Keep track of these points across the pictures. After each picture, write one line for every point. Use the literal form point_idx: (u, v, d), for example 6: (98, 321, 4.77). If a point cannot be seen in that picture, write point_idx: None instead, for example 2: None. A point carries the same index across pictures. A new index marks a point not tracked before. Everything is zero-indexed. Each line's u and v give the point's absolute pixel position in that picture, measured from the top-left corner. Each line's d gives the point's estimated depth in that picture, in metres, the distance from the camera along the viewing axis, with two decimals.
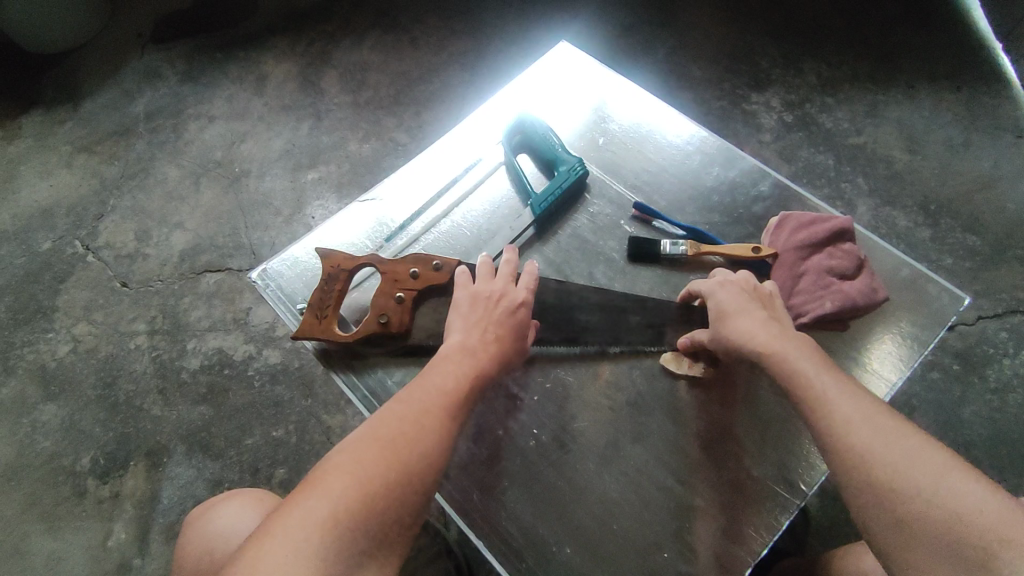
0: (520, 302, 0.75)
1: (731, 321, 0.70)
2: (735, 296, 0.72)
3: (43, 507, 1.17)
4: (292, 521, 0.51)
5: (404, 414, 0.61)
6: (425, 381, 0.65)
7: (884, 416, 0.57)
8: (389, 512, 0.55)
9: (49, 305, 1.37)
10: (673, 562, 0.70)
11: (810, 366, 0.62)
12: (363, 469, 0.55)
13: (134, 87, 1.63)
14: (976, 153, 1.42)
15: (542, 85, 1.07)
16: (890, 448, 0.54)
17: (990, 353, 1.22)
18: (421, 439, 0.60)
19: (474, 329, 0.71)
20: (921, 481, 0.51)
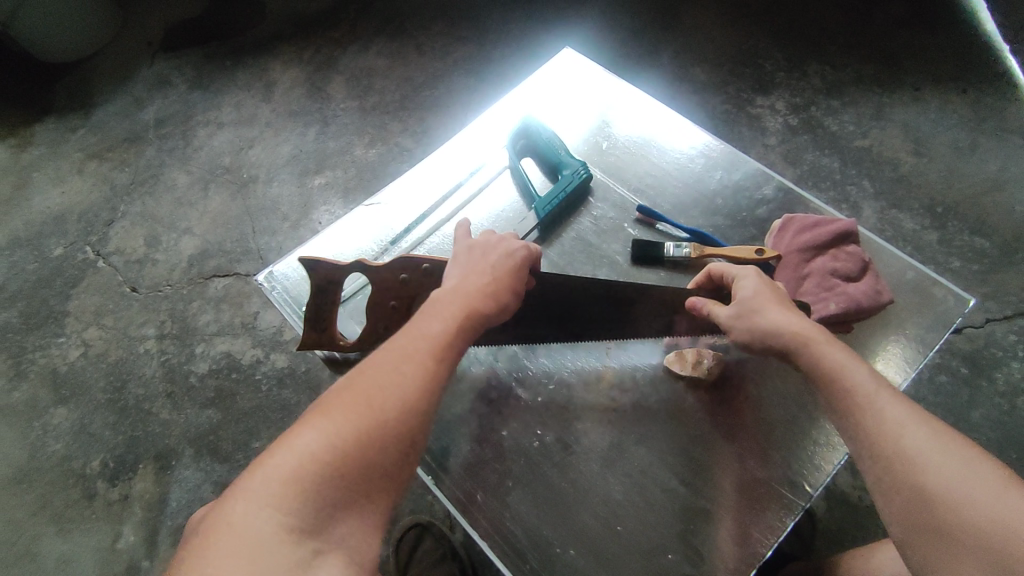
0: (515, 252, 0.73)
1: (767, 308, 0.70)
2: (771, 288, 0.73)
3: (54, 509, 1.19)
4: (259, 477, 0.50)
5: (384, 364, 0.59)
6: (409, 331, 0.64)
7: (928, 422, 0.57)
8: (365, 462, 0.53)
9: (61, 309, 1.39)
10: (677, 564, 0.69)
11: (845, 360, 0.63)
12: (331, 421, 0.54)
13: (144, 94, 1.66)
14: (983, 155, 1.41)
15: (546, 89, 1.08)
16: (929, 453, 0.55)
17: (998, 356, 1.21)
18: (397, 387, 0.58)
19: (470, 276, 0.70)
20: (958, 487, 0.52)
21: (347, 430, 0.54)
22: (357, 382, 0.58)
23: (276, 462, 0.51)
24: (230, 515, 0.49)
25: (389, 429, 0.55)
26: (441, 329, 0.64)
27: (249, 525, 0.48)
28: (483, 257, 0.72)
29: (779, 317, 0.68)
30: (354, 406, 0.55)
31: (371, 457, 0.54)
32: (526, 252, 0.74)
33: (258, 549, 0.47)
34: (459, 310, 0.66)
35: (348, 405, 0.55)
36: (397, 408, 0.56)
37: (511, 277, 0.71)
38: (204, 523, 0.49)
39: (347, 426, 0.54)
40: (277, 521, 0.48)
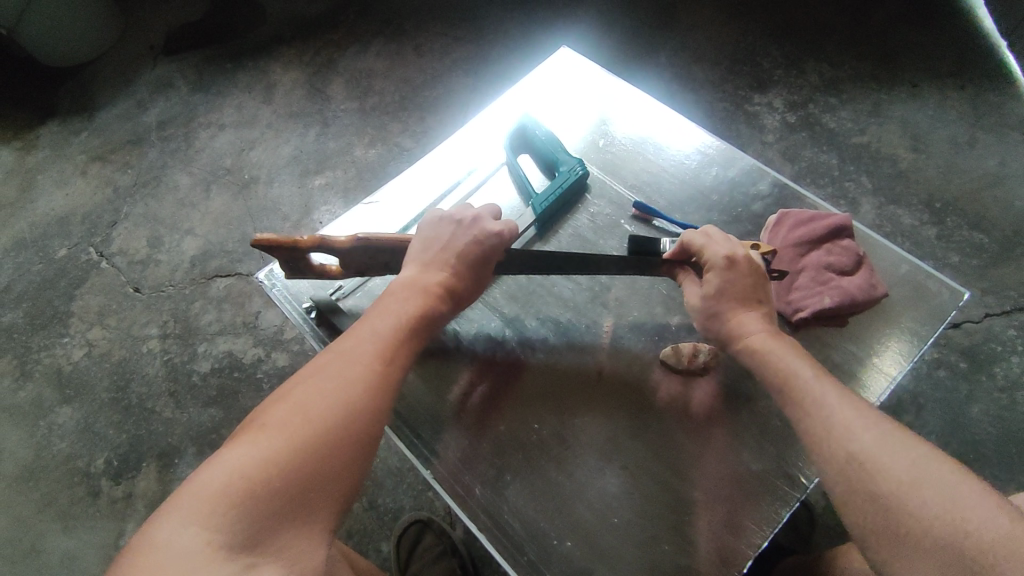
0: (467, 253, 0.74)
1: (731, 309, 0.71)
2: (741, 281, 0.72)
3: (59, 508, 1.20)
4: (196, 492, 0.52)
5: (329, 373, 0.61)
6: (355, 339, 0.66)
7: (881, 424, 0.58)
8: (308, 470, 0.55)
9: (65, 310, 1.40)
10: (673, 556, 0.70)
11: (800, 366, 0.65)
12: (271, 434, 0.56)
13: (147, 97, 1.67)
14: (981, 151, 1.42)
15: (542, 89, 1.09)
16: (883, 456, 0.55)
17: (997, 351, 1.21)
18: (338, 397, 0.59)
19: (425, 272, 0.73)
20: (916, 489, 0.52)
21: (289, 439, 0.55)
22: (299, 394, 0.60)
23: (215, 474, 0.53)
24: (167, 526, 0.50)
25: (332, 435, 0.57)
26: (389, 336, 0.66)
27: (182, 539, 0.49)
28: (436, 255, 0.74)
29: (735, 324, 0.71)
30: (294, 419, 0.57)
31: (313, 464, 0.55)
32: (479, 247, 0.75)
33: (194, 560, 0.48)
34: (409, 314, 0.69)
35: (292, 415, 0.57)
36: (340, 416, 0.58)
37: (464, 275, 0.74)
38: (144, 529, 0.51)
39: (289, 436, 0.56)
40: (211, 535, 0.50)
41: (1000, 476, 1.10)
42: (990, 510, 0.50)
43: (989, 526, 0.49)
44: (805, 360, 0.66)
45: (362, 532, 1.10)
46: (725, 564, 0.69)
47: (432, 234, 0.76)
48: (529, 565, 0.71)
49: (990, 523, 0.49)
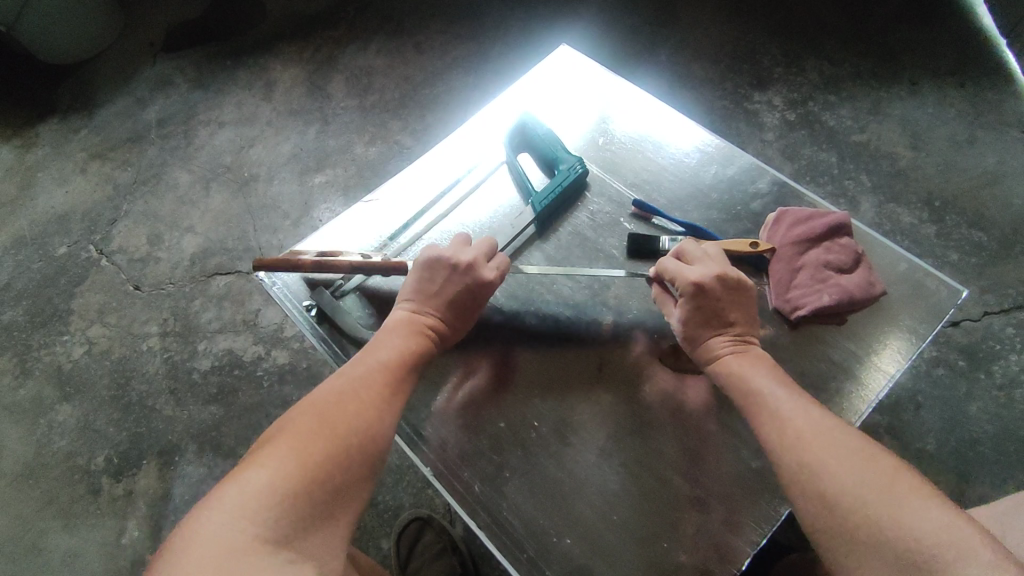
0: (466, 286, 0.75)
1: (699, 335, 0.73)
2: (707, 306, 0.73)
3: (60, 505, 1.20)
4: (231, 493, 0.54)
5: (345, 391, 0.64)
6: (364, 359, 0.68)
7: (829, 427, 0.61)
8: (332, 481, 0.57)
9: (65, 308, 1.40)
10: (673, 553, 0.70)
11: (765, 383, 0.66)
12: (298, 441, 0.58)
13: (146, 95, 1.67)
14: (980, 149, 1.42)
15: (542, 86, 1.09)
16: (832, 460, 0.58)
17: (995, 349, 1.21)
18: (358, 413, 0.62)
19: (420, 310, 0.74)
20: (864, 491, 0.55)
21: (315, 450, 0.58)
22: (321, 406, 0.62)
23: (248, 480, 0.54)
24: (204, 528, 0.52)
25: (353, 450, 0.60)
26: (397, 360, 0.68)
27: (224, 534, 0.51)
28: (430, 291, 0.75)
29: (702, 349, 0.73)
30: (319, 429, 0.59)
31: (337, 476, 0.58)
32: (479, 283, 0.75)
33: (233, 555, 0.50)
34: (409, 346, 0.71)
35: (314, 428, 0.59)
36: (359, 434, 0.61)
37: (463, 310, 0.76)
38: (180, 528, 0.53)
39: (315, 447, 0.58)
40: (252, 530, 0.52)
41: (998, 475, 1.11)
42: (931, 508, 0.53)
43: (931, 525, 0.51)
44: (773, 374, 0.68)
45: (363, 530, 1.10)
46: (724, 561, 0.69)
47: (428, 267, 0.76)
48: (530, 562, 0.71)
49: (932, 521, 0.52)
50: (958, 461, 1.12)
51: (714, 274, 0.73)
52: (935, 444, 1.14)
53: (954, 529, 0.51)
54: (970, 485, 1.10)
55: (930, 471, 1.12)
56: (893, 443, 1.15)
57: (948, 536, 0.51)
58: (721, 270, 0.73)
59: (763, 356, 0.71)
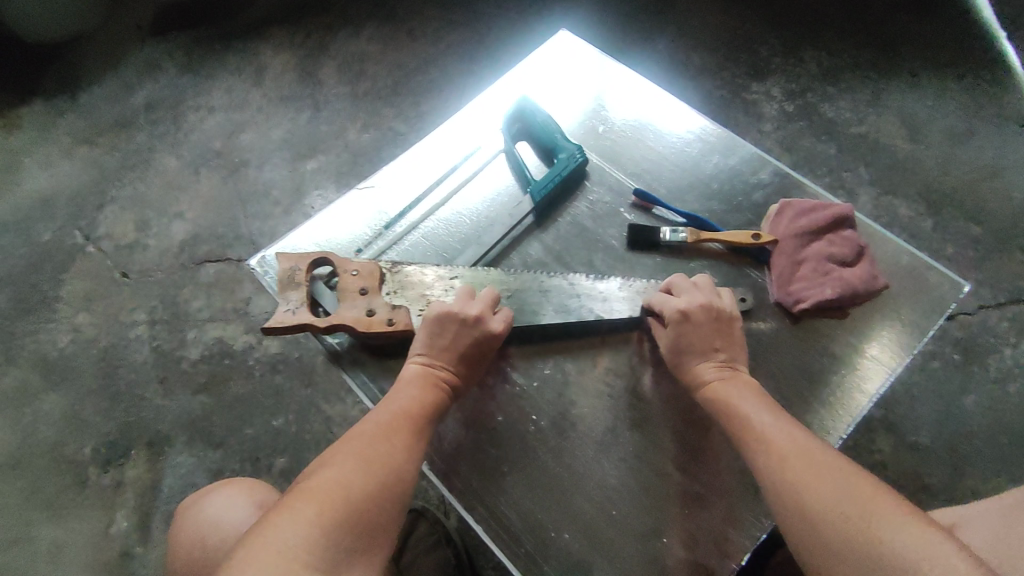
0: (484, 335, 0.73)
1: (686, 362, 0.73)
2: (694, 333, 0.73)
3: (46, 495, 1.18)
4: (283, 523, 0.53)
5: (379, 432, 0.63)
6: (390, 404, 0.67)
7: (811, 447, 0.61)
8: (371, 517, 0.56)
9: (50, 295, 1.37)
10: (672, 548, 0.70)
11: (751, 408, 0.66)
12: (342, 476, 0.57)
13: (133, 77, 1.63)
14: (979, 143, 1.41)
15: (542, 72, 1.07)
16: (809, 476, 0.58)
17: (991, 343, 1.21)
18: (394, 452, 0.62)
19: (434, 364, 0.72)
20: (839, 504, 0.55)
21: (357, 485, 0.57)
22: (360, 444, 0.61)
23: (295, 513, 0.53)
24: (252, 556, 0.50)
25: (389, 489, 0.59)
26: (423, 402, 0.68)
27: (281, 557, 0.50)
28: (442, 346, 0.73)
29: (691, 376, 0.72)
30: (362, 464, 0.59)
31: (375, 512, 0.57)
32: (495, 334, 0.74)
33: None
34: (426, 399, 0.69)
35: (353, 466, 0.59)
36: (395, 473, 0.60)
37: (480, 361, 0.74)
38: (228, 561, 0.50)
39: (356, 484, 0.57)
40: (307, 557, 0.51)
41: (992, 469, 1.11)
42: (908, 523, 0.52)
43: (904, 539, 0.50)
44: (759, 399, 0.67)
45: None
46: (724, 556, 0.69)
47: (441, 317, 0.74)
48: (528, 558, 0.70)
49: (906, 535, 0.51)
50: (952, 454, 1.13)
51: (698, 302, 0.74)
52: (930, 437, 1.14)
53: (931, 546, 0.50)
54: (964, 478, 1.11)
55: (924, 464, 1.12)
56: (889, 436, 1.15)
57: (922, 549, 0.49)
58: (707, 302, 0.74)
59: (750, 382, 0.70)
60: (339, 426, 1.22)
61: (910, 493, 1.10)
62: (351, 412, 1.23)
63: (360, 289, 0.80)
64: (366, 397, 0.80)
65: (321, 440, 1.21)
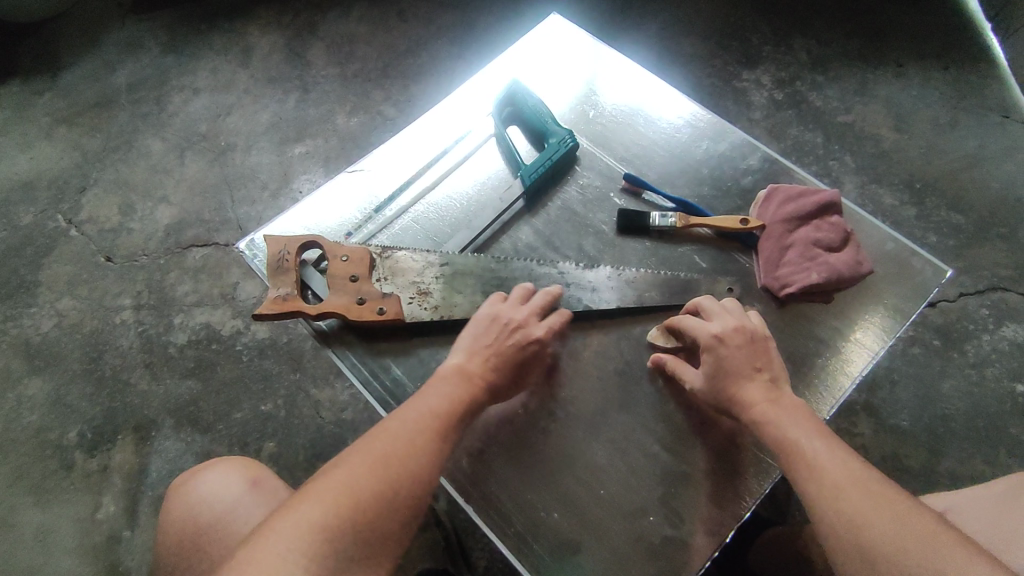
0: (533, 339, 0.73)
1: (729, 385, 0.69)
2: (734, 354, 0.70)
3: (32, 480, 1.17)
4: (286, 525, 0.54)
5: (402, 433, 0.62)
6: (421, 401, 0.66)
7: (868, 480, 0.58)
8: (375, 524, 0.56)
9: (32, 279, 1.35)
10: (659, 526, 0.71)
11: (801, 434, 0.63)
12: (350, 479, 0.57)
13: (116, 58, 1.60)
14: (961, 133, 1.43)
15: (533, 56, 1.06)
16: (871, 514, 0.55)
17: (970, 329, 1.24)
18: (412, 455, 0.61)
19: (474, 361, 0.70)
20: (904, 546, 0.52)
21: (365, 489, 0.57)
22: (381, 445, 0.61)
23: (300, 515, 0.54)
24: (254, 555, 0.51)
25: (399, 495, 0.58)
26: (453, 404, 0.66)
27: (276, 561, 0.51)
28: (487, 343, 0.72)
29: (732, 398, 0.69)
30: (373, 467, 0.58)
31: (379, 519, 0.56)
32: (542, 342, 0.74)
33: None
34: (460, 398, 0.67)
35: (366, 468, 0.58)
36: (409, 479, 0.59)
37: (517, 362, 0.72)
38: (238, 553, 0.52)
39: (363, 488, 0.57)
40: (300, 562, 0.51)
41: (968, 451, 1.14)
42: (977, 563, 0.50)
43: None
44: (814, 430, 0.64)
45: None
46: (710, 534, 0.70)
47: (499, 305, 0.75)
48: (517, 537, 0.71)
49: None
50: (931, 436, 1.15)
51: (733, 325, 0.72)
52: (909, 419, 1.17)
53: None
54: (941, 459, 1.14)
55: (903, 446, 1.15)
56: (869, 419, 1.17)
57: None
58: (740, 324, 0.72)
59: (797, 405, 0.67)
60: (328, 410, 1.22)
61: (889, 475, 1.13)
62: (340, 397, 1.23)
63: (350, 277, 0.80)
64: (358, 379, 0.80)
65: (309, 425, 1.21)
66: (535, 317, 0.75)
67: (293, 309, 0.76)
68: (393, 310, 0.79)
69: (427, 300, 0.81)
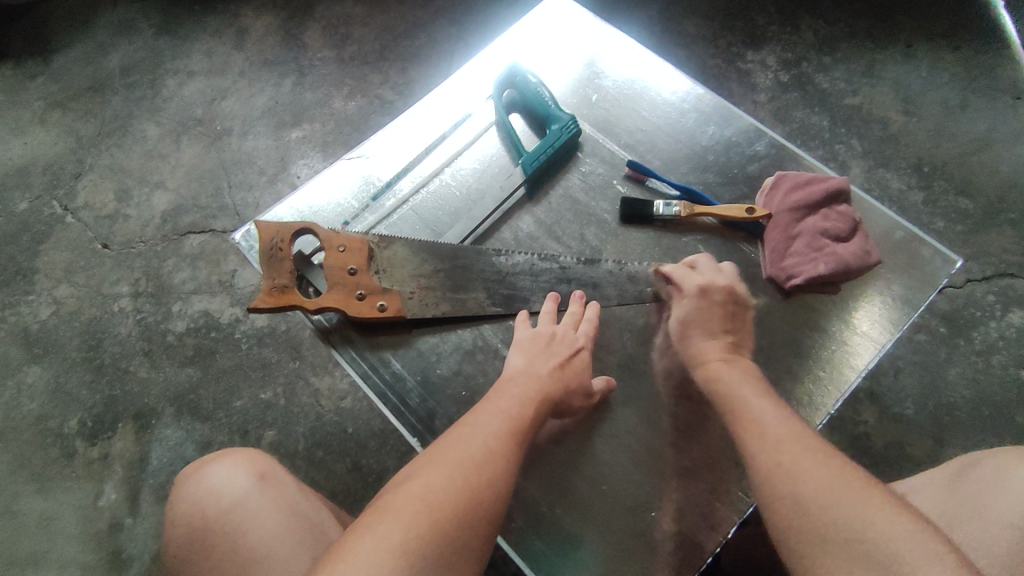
0: (579, 345, 0.73)
1: (695, 338, 0.73)
2: (709, 310, 0.73)
3: (33, 469, 1.17)
4: (364, 548, 0.47)
5: (475, 439, 0.58)
6: (490, 406, 0.63)
7: (813, 441, 0.59)
8: (462, 539, 0.51)
9: (29, 266, 1.34)
10: (661, 521, 0.71)
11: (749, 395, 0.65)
12: (430, 495, 0.52)
13: (108, 40, 1.56)
14: (972, 115, 1.40)
15: (534, 36, 1.03)
16: (807, 465, 0.56)
17: (977, 316, 1.23)
18: (490, 461, 0.57)
19: (535, 365, 0.69)
20: (830, 492, 0.53)
21: (446, 499, 0.52)
22: (453, 452, 0.57)
23: (381, 534, 0.48)
24: None
25: (485, 503, 0.54)
26: (521, 408, 0.64)
27: None
28: (544, 346, 0.72)
29: (695, 349, 0.72)
30: (453, 477, 0.54)
31: (466, 531, 0.51)
32: (587, 347, 0.74)
33: None
34: (527, 399, 0.65)
35: (444, 476, 0.54)
36: (491, 487, 0.55)
37: (572, 369, 0.71)
38: None
39: (445, 497, 0.52)
40: None
41: (970, 438, 1.13)
42: (896, 514, 0.50)
43: (899, 532, 0.48)
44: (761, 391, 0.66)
45: (346, 493, 1.14)
46: (712, 530, 0.70)
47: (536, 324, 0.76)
48: (519, 532, 0.71)
49: (893, 525, 0.49)
50: (935, 424, 1.15)
51: (721, 284, 0.75)
52: (913, 408, 1.16)
53: (921, 538, 0.47)
54: (944, 447, 1.13)
55: (907, 434, 1.14)
56: (873, 407, 1.17)
57: (913, 545, 0.47)
58: (731, 285, 0.75)
59: (753, 369, 0.70)
60: (328, 398, 1.21)
61: (892, 461, 1.13)
62: (340, 385, 1.22)
63: (348, 269, 0.77)
64: (356, 373, 0.79)
65: (310, 412, 1.20)
66: (578, 330, 0.75)
67: (290, 302, 0.75)
68: (394, 306, 0.78)
69: (428, 295, 0.79)
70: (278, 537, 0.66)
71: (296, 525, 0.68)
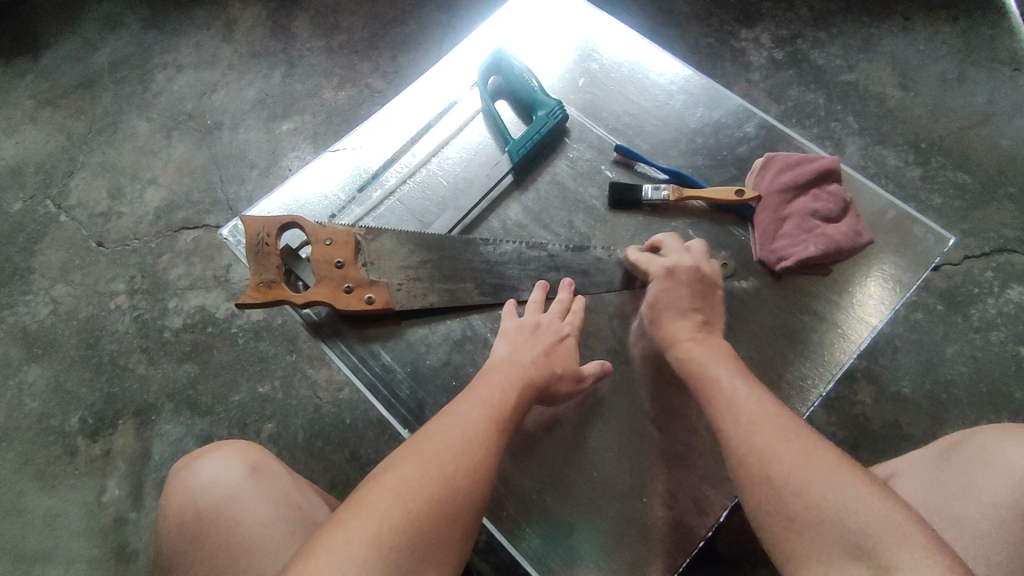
0: (564, 334, 0.73)
1: (661, 321, 0.72)
2: (673, 292, 0.72)
3: (37, 466, 1.18)
4: (337, 543, 0.47)
5: (455, 429, 0.58)
6: (473, 395, 0.63)
7: (784, 419, 0.58)
8: (438, 530, 0.51)
9: (26, 266, 1.34)
10: (652, 506, 0.71)
11: (721, 372, 0.64)
12: (406, 487, 0.52)
13: (96, 36, 1.55)
14: (971, 88, 1.38)
15: (520, 20, 1.02)
16: (775, 441, 0.56)
17: (974, 293, 1.22)
18: (470, 451, 0.57)
19: (519, 352, 0.69)
20: (805, 475, 0.52)
21: (422, 492, 0.52)
22: (432, 442, 0.57)
23: (354, 530, 0.48)
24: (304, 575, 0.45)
25: (460, 494, 0.54)
26: (504, 397, 0.64)
27: None
28: (529, 335, 0.72)
29: (665, 330, 0.71)
30: (429, 468, 0.54)
31: (441, 523, 0.52)
32: (573, 334, 0.74)
33: None
34: (511, 388, 0.65)
35: (421, 468, 0.54)
36: (469, 475, 0.55)
37: (556, 358, 0.71)
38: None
39: (423, 489, 0.52)
40: None
41: (968, 414, 1.13)
42: (872, 496, 0.50)
43: (869, 510, 0.49)
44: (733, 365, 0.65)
45: (345, 483, 1.14)
46: (703, 513, 0.70)
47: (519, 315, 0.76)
48: (511, 520, 0.71)
49: (858, 503, 0.49)
50: (932, 402, 1.14)
51: (686, 263, 0.73)
52: (911, 386, 1.16)
53: (897, 521, 0.48)
54: (942, 425, 1.13)
55: (905, 413, 1.14)
56: (870, 387, 1.16)
57: (884, 524, 0.48)
58: (698, 264, 0.74)
59: (722, 347, 0.68)
60: (325, 390, 1.22)
61: (889, 441, 1.12)
62: (337, 376, 1.22)
63: (335, 261, 0.77)
64: (346, 366, 0.79)
65: (308, 405, 1.21)
66: (564, 319, 0.75)
67: (279, 297, 0.75)
68: (382, 300, 0.77)
69: (416, 286, 0.79)
70: (270, 528, 0.67)
71: (287, 516, 0.68)
